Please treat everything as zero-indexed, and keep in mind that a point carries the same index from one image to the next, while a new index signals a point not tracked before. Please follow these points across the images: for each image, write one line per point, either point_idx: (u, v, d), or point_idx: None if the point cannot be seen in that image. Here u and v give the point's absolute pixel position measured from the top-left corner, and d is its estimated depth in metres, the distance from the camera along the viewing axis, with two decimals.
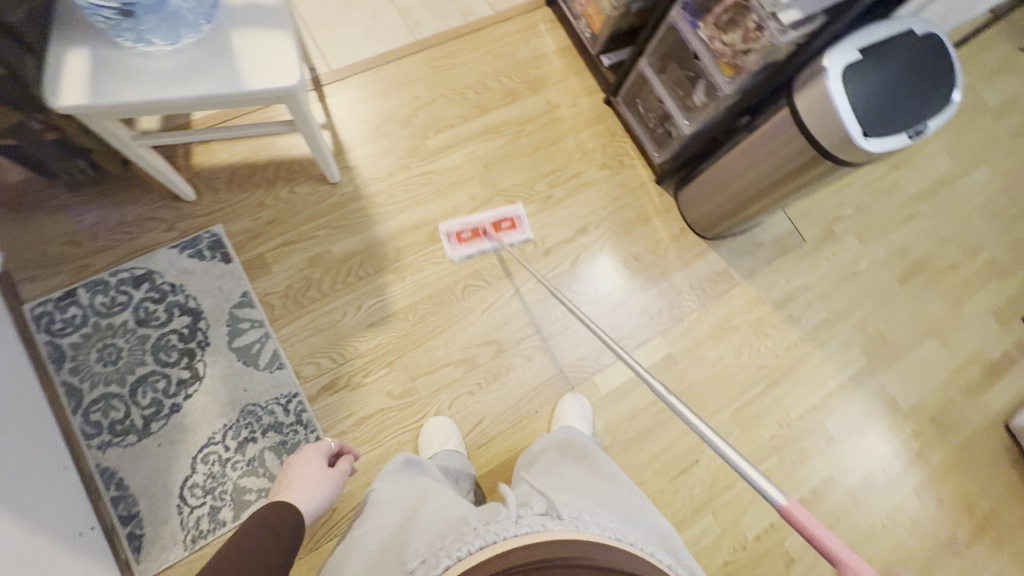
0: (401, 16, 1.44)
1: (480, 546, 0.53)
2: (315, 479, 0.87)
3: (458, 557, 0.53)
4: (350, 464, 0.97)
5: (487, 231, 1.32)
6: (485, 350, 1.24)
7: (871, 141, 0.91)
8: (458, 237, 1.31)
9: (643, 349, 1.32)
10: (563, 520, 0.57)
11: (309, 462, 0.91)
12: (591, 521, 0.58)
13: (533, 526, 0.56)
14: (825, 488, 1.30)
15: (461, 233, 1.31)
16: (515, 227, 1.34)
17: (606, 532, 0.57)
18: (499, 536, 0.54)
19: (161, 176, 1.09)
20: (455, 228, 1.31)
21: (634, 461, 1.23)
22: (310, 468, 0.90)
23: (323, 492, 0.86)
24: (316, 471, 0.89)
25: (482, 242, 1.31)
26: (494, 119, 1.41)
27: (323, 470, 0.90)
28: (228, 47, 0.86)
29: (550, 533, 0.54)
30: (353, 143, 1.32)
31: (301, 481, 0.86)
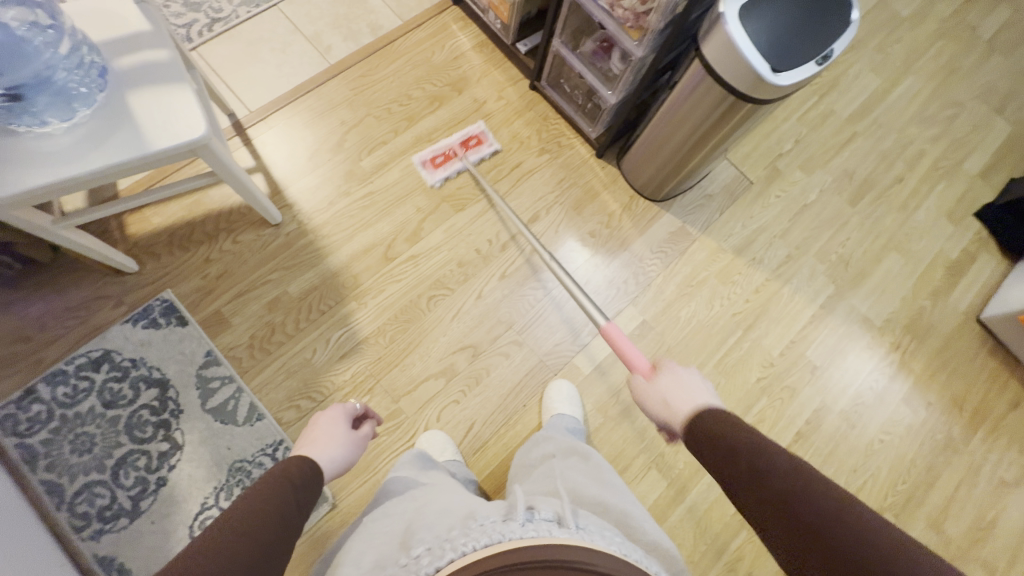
0: (310, 44, 1.43)
1: (485, 544, 0.50)
2: (338, 439, 0.76)
3: (462, 552, 0.50)
4: (373, 425, 0.86)
5: (457, 151, 1.39)
6: (462, 356, 1.24)
7: (781, 76, 0.94)
8: (433, 162, 1.37)
9: (618, 321, 1.33)
10: (569, 528, 0.53)
11: (337, 416, 0.80)
12: (599, 536, 0.55)
13: (542, 530, 0.52)
14: (819, 417, 1.32)
15: (434, 157, 1.37)
16: (482, 142, 1.41)
17: (613, 546, 0.54)
18: (505, 537, 0.50)
19: (96, 252, 1.06)
20: (428, 154, 1.37)
21: (631, 432, 1.24)
22: (335, 427, 0.79)
23: (349, 455, 0.77)
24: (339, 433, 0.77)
25: (455, 162, 1.38)
26: (425, 128, 1.40)
27: (349, 431, 0.79)
28: (125, 111, 0.85)
29: (559, 538, 0.51)
30: (289, 181, 1.31)
31: (319, 440, 0.75)
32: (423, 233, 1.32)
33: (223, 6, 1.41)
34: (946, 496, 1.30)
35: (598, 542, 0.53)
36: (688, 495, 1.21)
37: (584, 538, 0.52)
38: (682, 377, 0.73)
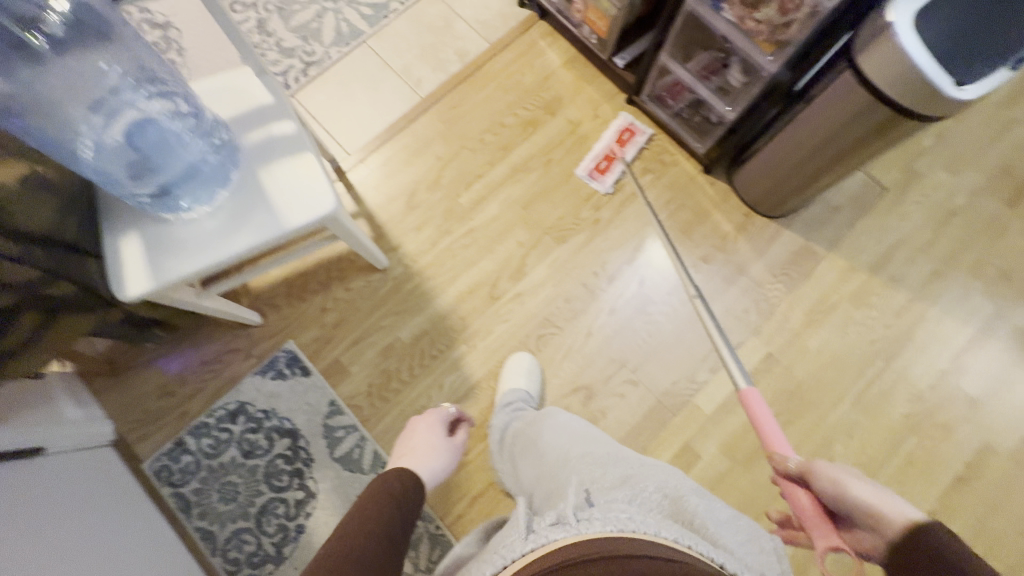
0: (400, 78, 1.41)
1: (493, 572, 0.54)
2: (437, 450, 1.01)
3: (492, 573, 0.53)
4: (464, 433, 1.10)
5: (615, 152, 1.34)
6: (577, 398, 1.20)
7: (967, 88, 0.80)
8: (598, 170, 1.34)
9: (740, 355, 1.23)
10: (568, 525, 0.54)
11: (432, 432, 1.04)
12: (597, 517, 0.54)
13: (546, 535, 0.54)
14: (982, 457, 1.17)
15: (598, 165, 1.34)
16: (635, 134, 1.36)
17: (611, 523, 0.53)
18: (506, 560, 0.54)
19: (227, 312, 1.09)
20: (592, 164, 1.34)
21: (762, 478, 1.15)
22: (433, 435, 1.04)
23: (446, 461, 1.01)
24: (438, 441, 1.03)
25: (618, 163, 1.34)
26: (520, 156, 1.35)
27: (443, 441, 1.04)
28: (259, 189, 0.85)
29: (557, 539, 0.53)
30: (391, 223, 1.30)
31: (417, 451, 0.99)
32: (527, 269, 1.28)
33: (316, 49, 1.41)
34: None
35: (595, 526, 0.52)
36: None
37: (580, 533, 0.52)
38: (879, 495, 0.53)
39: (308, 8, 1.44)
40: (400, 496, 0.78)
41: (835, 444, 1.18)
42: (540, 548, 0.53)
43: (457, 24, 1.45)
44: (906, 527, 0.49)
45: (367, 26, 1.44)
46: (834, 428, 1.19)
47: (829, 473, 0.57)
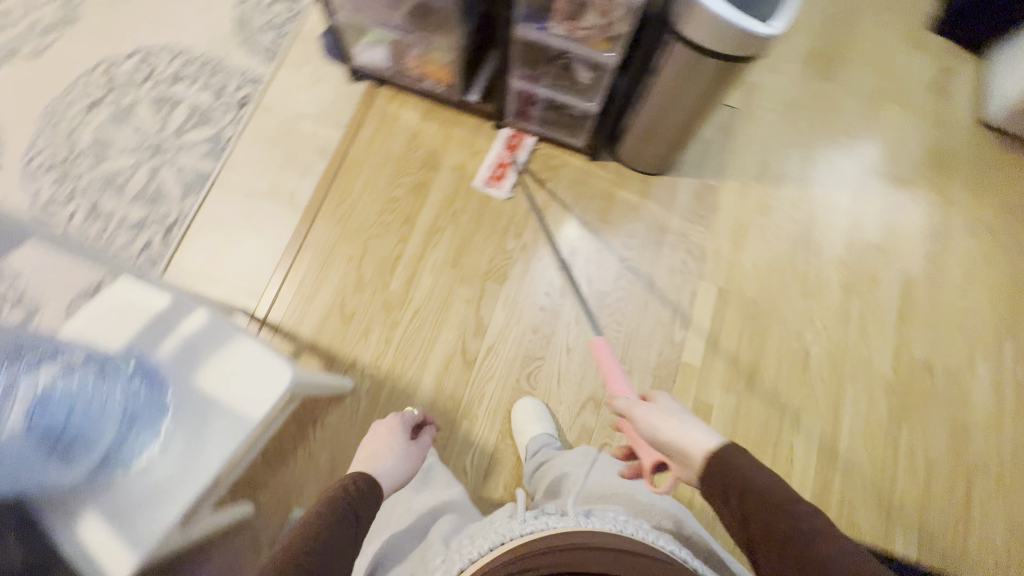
0: (272, 199, 1.33)
1: (491, 546, 0.67)
2: (390, 459, 0.91)
3: (469, 559, 0.67)
4: (428, 436, 1.01)
5: (508, 157, 1.39)
6: (589, 413, 1.23)
7: (774, 24, 0.92)
8: (494, 177, 1.38)
9: (699, 302, 1.33)
10: (568, 518, 0.67)
11: (390, 440, 0.95)
12: (596, 518, 0.67)
13: (540, 522, 0.67)
14: (909, 286, 1.37)
15: (493, 173, 1.38)
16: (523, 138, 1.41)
17: (609, 524, 0.65)
18: (505, 535, 0.67)
19: (217, 523, 0.97)
20: (487, 173, 1.38)
21: (767, 393, 1.26)
22: (394, 438, 0.96)
23: (406, 467, 0.92)
24: (399, 445, 0.94)
25: (512, 168, 1.38)
26: (427, 220, 1.34)
27: (400, 448, 0.94)
28: (203, 396, 0.77)
29: (555, 525, 0.65)
30: (336, 342, 1.23)
31: (372, 459, 0.90)
32: (486, 320, 1.28)
33: (168, 209, 1.29)
34: None
35: (593, 523, 0.65)
36: (844, 420, 1.25)
37: (576, 523, 0.65)
38: (673, 413, 0.75)
39: (138, 172, 1.32)
40: (355, 506, 0.67)
41: (805, 336, 1.31)
42: (535, 530, 0.66)
43: (302, 123, 1.40)
44: (704, 452, 0.66)
45: (212, 163, 1.34)
46: (798, 324, 1.32)
47: (648, 418, 0.76)
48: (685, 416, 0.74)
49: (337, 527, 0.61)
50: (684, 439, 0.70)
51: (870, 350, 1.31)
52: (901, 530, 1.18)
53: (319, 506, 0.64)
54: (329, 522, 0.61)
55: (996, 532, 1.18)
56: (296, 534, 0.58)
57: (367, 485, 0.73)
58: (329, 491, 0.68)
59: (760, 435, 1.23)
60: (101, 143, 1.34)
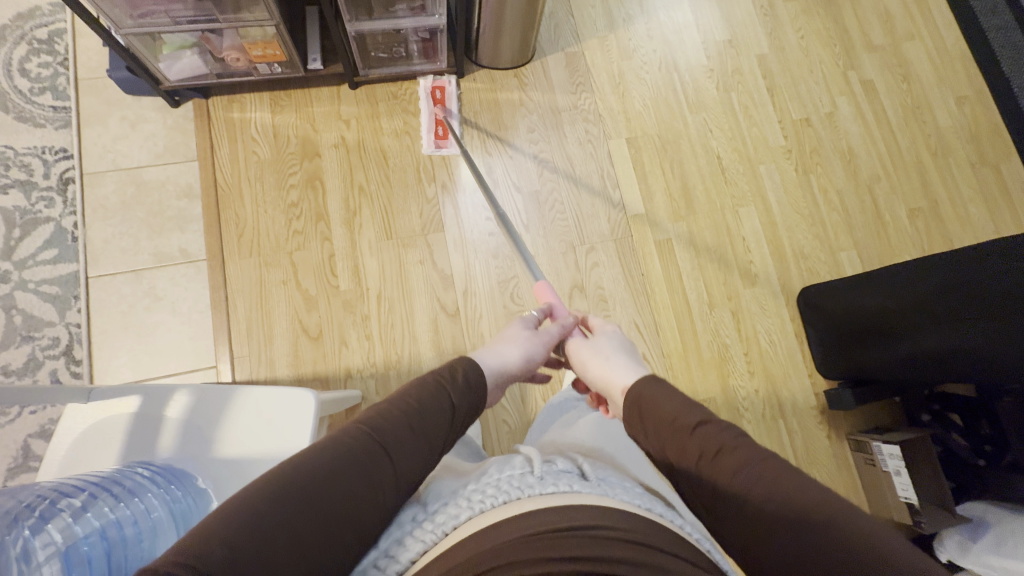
0: (165, 265, 1.17)
1: (502, 500, 0.51)
2: (513, 340, 0.74)
3: (479, 508, 0.50)
4: (562, 329, 0.80)
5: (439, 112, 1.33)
6: (578, 299, 1.29)
7: None
8: (438, 137, 1.33)
9: (616, 159, 1.40)
10: (591, 483, 0.54)
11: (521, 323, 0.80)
12: (619, 488, 0.55)
13: (561, 483, 0.53)
14: (766, 65, 1.52)
15: (435, 132, 1.33)
16: (444, 87, 1.36)
17: (636, 500, 0.53)
18: (519, 494, 0.51)
19: None
20: (429, 135, 1.33)
21: (705, 207, 1.39)
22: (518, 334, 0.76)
23: (523, 354, 0.73)
24: (514, 335, 0.75)
25: (449, 119, 1.33)
26: (338, 207, 1.25)
27: (528, 334, 0.77)
28: (239, 461, 0.71)
29: (583, 493, 0.51)
30: (319, 365, 1.17)
31: (501, 340, 0.74)
32: (447, 269, 1.26)
33: (54, 333, 1.10)
34: (861, 23, 1.58)
35: (619, 496, 0.53)
36: (770, 196, 1.42)
37: (608, 496, 0.52)
38: (608, 350, 0.74)
39: None
40: (455, 401, 0.58)
41: (711, 145, 1.44)
42: (556, 496, 0.50)
43: (147, 174, 1.21)
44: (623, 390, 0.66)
45: (72, 262, 1.14)
46: (700, 138, 1.44)
47: (585, 355, 0.76)
48: (612, 353, 0.74)
49: (427, 414, 0.55)
50: (605, 374, 0.70)
51: (763, 131, 1.47)
52: (844, 255, 1.40)
53: (415, 384, 0.58)
54: (418, 411, 0.55)
55: (903, 220, 1.44)
56: (380, 410, 0.54)
57: (478, 379, 0.62)
58: (436, 376, 0.59)
59: (715, 243, 1.37)
60: None
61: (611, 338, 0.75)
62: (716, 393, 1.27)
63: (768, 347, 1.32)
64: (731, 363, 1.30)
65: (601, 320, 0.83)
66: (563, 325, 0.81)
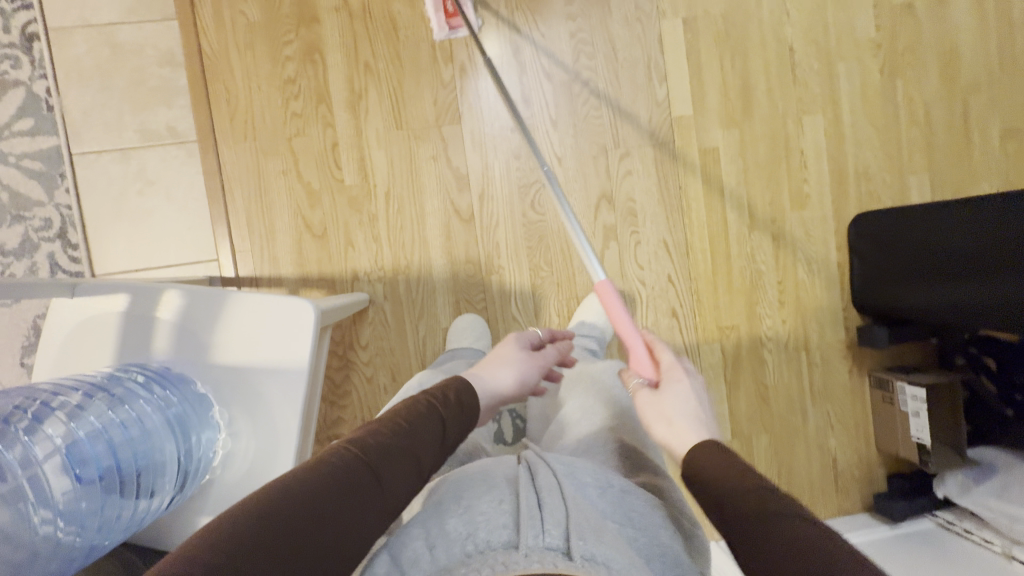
0: (153, 145, 1.06)
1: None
2: (512, 363, 0.75)
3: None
4: (558, 352, 0.82)
5: None
6: (605, 212, 1.17)
7: None
8: (446, 12, 1.07)
9: (669, 45, 1.17)
10: (574, 554, 0.48)
11: (521, 340, 0.79)
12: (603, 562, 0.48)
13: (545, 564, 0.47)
14: None
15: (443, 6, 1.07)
16: None
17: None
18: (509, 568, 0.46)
19: None
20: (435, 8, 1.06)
21: (764, 111, 1.20)
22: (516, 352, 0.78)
23: (517, 374, 0.75)
24: (510, 350, 0.77)
25: None
26: (340, 87, 1.09)
27: (526, 355, 0.78)
28: (237, 369, 0.68)
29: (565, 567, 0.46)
30: (325, 265, 1.11)
31: (496, 360, 0.76)
32: (463, 169, 1.13)
33: (45, 214, 1.04)
34: None
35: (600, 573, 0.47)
36: (843, 103, 1.21)
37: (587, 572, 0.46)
38: (678, 403, 0.66)
39: None
40: (447, 420, 0.61)
41: (785, 33, 1.19)
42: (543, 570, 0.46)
43: (121, 34, 1.05)
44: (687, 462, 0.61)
45: (52, 135, 1.04)
46: (773, 23, 1.19)
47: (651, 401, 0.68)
48: (682, 413, 0.65)
49: (420, 427, 0.58)
50: (669, 441, 0.64)
51: (852, 18, 1.21)
52: (913, 179, 1.23)
53: (408, 405, 0.61)
54: (411, 424, 0.58)
55: (994, 140, 1.23)
56: (374, 427, 0.57)
57: (468, 399, 0.66)
58: (426, 394, 0.63)
59: (769, 156, 1.20)
60: None
61: (685, 398, 0.66)
62: (740, 321, 1.21)
63: (805, 276, 1.22)
64: (761, 292, 1.21)
65: (672, 354, 0.72)
66: (559, 350, 0.82)
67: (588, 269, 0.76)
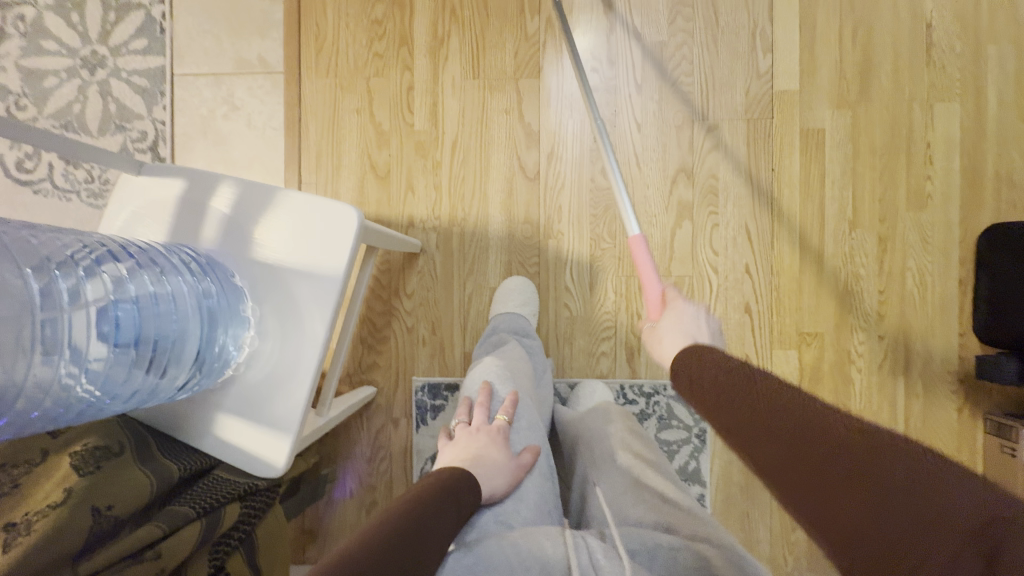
0: (244, 73, 1.11)
1: None
2: (498, 466, 0.70)
3: None
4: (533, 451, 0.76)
5: None
6: (682, 187, 1.07)
7: None
8: None
9: (780, 12, 1.05)
10: None
11: (496, 439, 0.74)
12: None
13: None
14: None
15: None
16: None
17: None
18: None
19: (350, 407, 0.95)
20: None
21: (886, 94, 1.04)
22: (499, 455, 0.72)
23: (510, 481, 0.70)
24: (498, 457, 0.72)
25: None
26: (423, 31, 1.09)
27: (509, 458, 0.73)
28: (273, 267, 0.66)
29: None
30: (383, 206, 1.09)
31: (491, 464, 0.70)
32: (534, 126, 1.08)
33: (143, 127, 1.11)
34: None
35: None
36: (989, 93, 1.03)
37: None
38: (680, 327, 0.65)
39: (89, 95, 1.11)
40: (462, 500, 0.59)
41: (924, 7, 1.04)
42: None
43: None
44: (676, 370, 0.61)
45: (159, 55, 1.11)
46: None
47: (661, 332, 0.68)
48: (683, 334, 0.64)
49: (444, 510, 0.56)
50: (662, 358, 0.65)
51: None
52: None
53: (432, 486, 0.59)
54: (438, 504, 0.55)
55: None
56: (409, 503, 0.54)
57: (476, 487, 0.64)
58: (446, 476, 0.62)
59: (885, 145, 1.04)
60: (31, 78, 1.11)
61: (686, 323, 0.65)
62: (825, 330, 1.05)
63: (915, 289, 1.04)
64: (857, 299, 1.05)
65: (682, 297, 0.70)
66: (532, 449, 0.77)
67: (626, 225, 0.81)
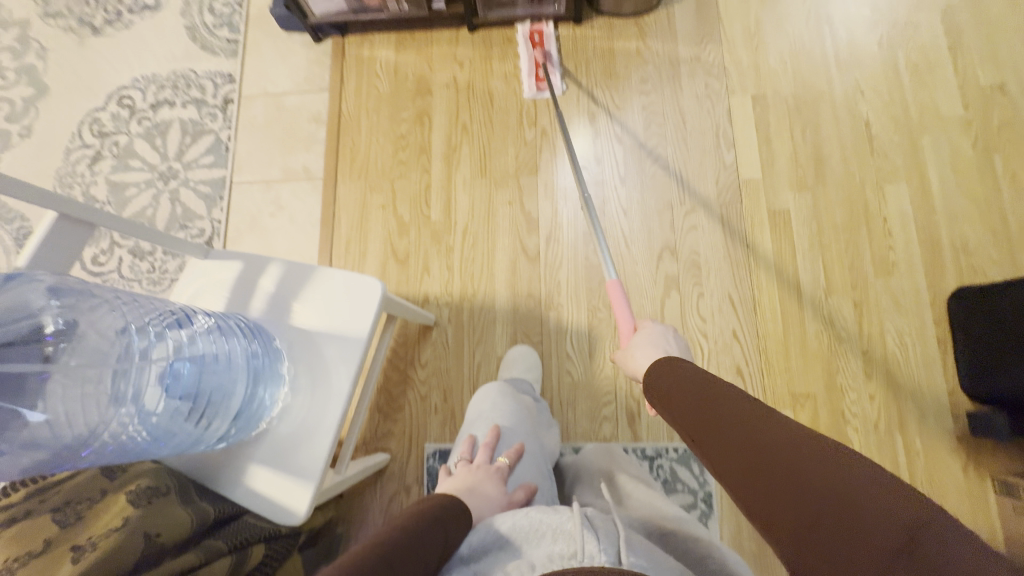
0: (291, 180, 1.33)
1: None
2: (490, 499, 0.75)
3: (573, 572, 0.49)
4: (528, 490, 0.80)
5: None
6: (667, 262, 1.20)
7: None
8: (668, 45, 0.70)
9: (737, 118, 1.25)
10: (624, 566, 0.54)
11: (493, 476, 0.79)
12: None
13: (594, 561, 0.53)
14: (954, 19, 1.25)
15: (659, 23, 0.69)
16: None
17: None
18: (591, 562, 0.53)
19: (365, 469, 1.01)
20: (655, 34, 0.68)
21: (839, 179, 1.20)
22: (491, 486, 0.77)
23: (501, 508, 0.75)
24: (491, 490, 0.76)
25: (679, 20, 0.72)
26: (439, 142, 1.31)
27: (502, 493, 0.77)
28: (309, 333, 0.77)
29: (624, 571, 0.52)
30: (402, 286, 1.24)
31: (483, 494, 0.75)
32: (534, 215, 1.25)
33: (202, 225, 1.31)
34: None
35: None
36: (931, 175, 1.17)
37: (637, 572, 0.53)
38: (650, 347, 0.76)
39: (161, 200, 1.33)
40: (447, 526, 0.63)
41: (860, 110, 1.23)
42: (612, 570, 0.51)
43: (288, 100, 1.38)
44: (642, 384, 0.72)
45: (222, 168, 1.34)
46: (847, 100, 1.23)
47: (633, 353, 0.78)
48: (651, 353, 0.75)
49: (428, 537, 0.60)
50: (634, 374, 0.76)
51: (934, 97, 1.21)
52: None
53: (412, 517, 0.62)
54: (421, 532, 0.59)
55: None
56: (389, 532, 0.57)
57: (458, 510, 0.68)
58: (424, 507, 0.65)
59: (847, 221, 1.17)
60: (116, 189, 1.34)
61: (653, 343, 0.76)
62: (817, 390, 1.10)
63: (896, 349, 1.10)
64: (842, 360, 1.11)
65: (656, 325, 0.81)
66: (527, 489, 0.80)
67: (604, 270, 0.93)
